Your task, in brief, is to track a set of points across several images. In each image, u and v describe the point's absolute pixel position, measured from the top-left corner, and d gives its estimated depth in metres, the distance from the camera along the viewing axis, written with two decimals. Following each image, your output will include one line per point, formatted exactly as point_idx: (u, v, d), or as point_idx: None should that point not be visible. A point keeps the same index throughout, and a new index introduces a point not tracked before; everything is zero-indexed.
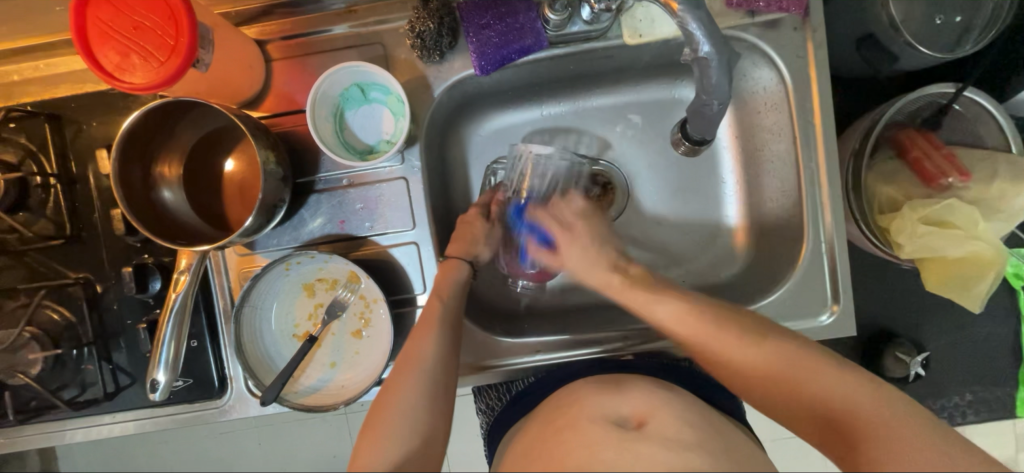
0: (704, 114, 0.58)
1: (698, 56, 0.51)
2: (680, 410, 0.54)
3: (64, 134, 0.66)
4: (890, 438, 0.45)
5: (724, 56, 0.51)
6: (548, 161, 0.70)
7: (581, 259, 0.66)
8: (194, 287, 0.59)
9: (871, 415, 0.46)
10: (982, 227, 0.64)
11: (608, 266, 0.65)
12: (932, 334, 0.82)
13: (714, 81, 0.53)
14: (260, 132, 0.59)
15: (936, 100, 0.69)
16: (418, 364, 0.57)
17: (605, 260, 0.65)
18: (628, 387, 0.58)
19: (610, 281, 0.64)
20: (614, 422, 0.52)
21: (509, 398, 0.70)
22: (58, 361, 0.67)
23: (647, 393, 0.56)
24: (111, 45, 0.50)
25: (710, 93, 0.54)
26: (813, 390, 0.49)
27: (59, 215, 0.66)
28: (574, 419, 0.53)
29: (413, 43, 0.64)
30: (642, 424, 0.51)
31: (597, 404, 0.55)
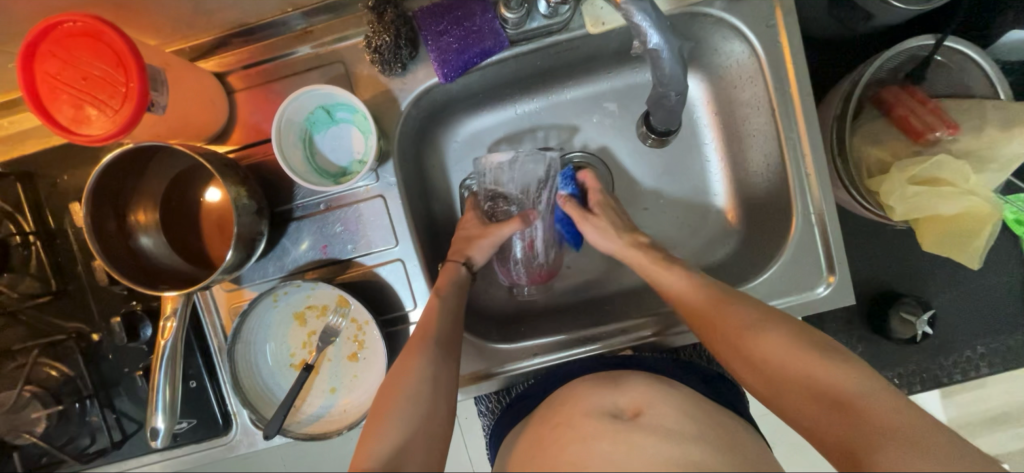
0: (664, 105, 0.56)
1: (648, 48, 0.51)
2: (678, 402, 0.53)
3: (37, 191, 0.65)
4: (902, 444, 0.41)
5: (674, 45, 0.50)
6: (512, 166, 0.71)
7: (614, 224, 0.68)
8: (183, 330, 0.59)
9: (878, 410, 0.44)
10: (974, 180, 0.62)
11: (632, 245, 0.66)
12: (936, 290, 0.80)
13: (667, 71, 0.52)
14: (229, 168, 0.58)
15: (917, 53, 0.67)
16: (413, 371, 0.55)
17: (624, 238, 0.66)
18: (622, 380, 0.58)
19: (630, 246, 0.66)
20: (612, 414, 0.52)
21: (510, 401, 0.70)
22: (62, 416, 0.67)
23: (642, 387, 0.56)
24: (64, 98, 0.49)
25: (666, 85, 0.53)
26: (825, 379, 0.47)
27: (43, 272, 0.66)
28: (570, 415, 0.53)
29: (372, 58, 0.62)
30: (638, 414, 0.51)
31: (591, 398, 0.55)
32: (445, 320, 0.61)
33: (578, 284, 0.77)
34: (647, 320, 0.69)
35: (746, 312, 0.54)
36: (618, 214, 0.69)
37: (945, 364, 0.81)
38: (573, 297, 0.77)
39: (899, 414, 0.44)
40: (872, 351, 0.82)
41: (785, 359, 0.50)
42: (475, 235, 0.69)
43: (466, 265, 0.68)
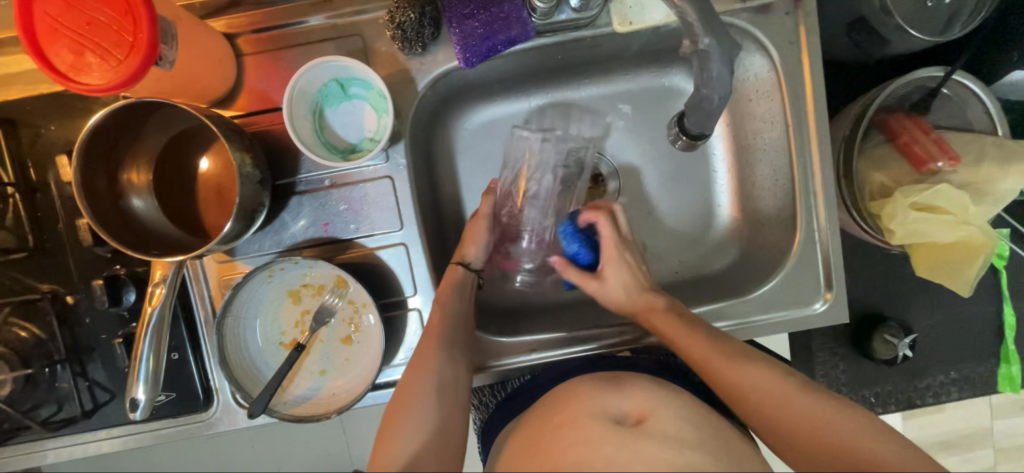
0: (704, 108, 0.55)
1: (698, 48, 0.50)
2: (680, 408, 0.54)
3: (19, 140, 0.61)
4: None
5: (724, 49, 0.49)
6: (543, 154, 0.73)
7: (624, 283, 0.64)
8: (172, 299, 0.56)
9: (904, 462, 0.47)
10: (972, 211, 0.64)
11: (644, 299, 0.63)
12: (919, 316, 0.83)
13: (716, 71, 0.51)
14: (235, 133, 0.55)
15: (925, 84, 0.69)
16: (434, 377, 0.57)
17: (637, 287, 0.63)
18: (623, 384, 0.58)
19: (643, 305, 0.63)
20: (612, 419, 0.52)
21: (503, 396, 0.69)
22: (30, 380, 0.63)
23: (644, 391, 0.56)
24: (63, 43, 0.46)
25: (710, 86, 0.52)
26: (844, 438, 0.49)
27: (20, 226, 0.62)
28: (572, 416, 0.53)
29: (393, 34, 0.60)
30: (641, 421, 0.51)
31: (593, 401, 0.54)
32: (457, 322, 0.62)
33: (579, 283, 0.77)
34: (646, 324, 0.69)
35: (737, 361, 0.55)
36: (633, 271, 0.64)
37: (919, 387, 0.84)
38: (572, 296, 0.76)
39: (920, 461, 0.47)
40: (854, 369, 0.84)
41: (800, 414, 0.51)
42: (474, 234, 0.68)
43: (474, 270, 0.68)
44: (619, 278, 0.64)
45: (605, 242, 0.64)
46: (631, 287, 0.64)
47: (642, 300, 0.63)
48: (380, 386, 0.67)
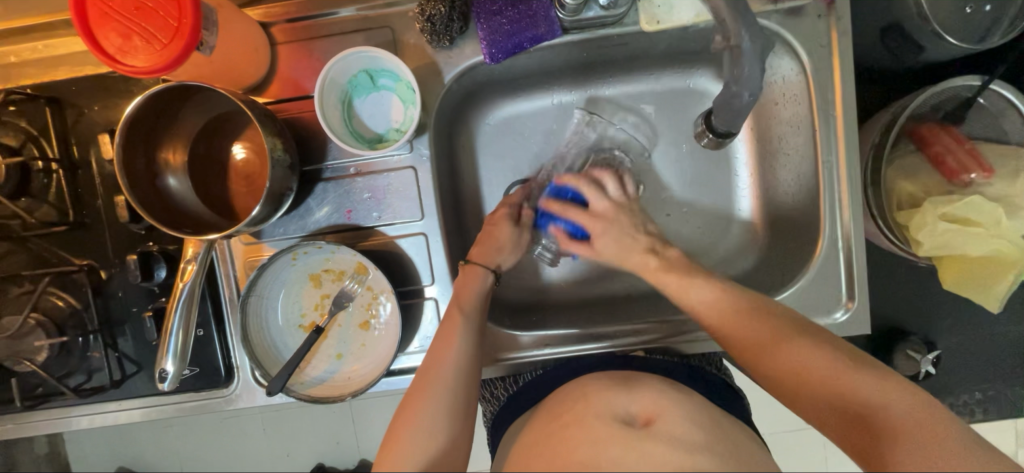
0: (733, 106, 0.55)
1: (730, 45, 0.50)
2: (689, 410, 0.54)
3: (65, 118, 0.64)
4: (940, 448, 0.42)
5: (758, 43, 0.49)
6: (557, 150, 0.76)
7: (618, 249, 0.65)
8: (201, 276, 0.58)
9: (904, 412, 0.45)
10: (1005, 224, 0.63)
11: (644, 249, 0.64)
12: (944, 332, 0.81)
13: (745, 71, 0.50)
14: (267, 118, 0.57)
15: (961, 93, 0.67)
16: (449, 366, 0.57)
17: (637, 243, 0.65)
18: (634, 384, 0.58)
19: (645, 264, 0.63)
20: (621, 420, 0.52)
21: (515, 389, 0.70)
22: (64, 348, 0.66)
23: (655, 392, 0.56)
24: (112, 26, 0.48)
25: (740, 83, 0.52)
26: (842, 387, 0.47)
27: (61, 201, 0.65)
28: (580, 414, 0.53)
29: (423, 27, 0.61)
30: (648, 423, 0.51)
31: (602, 401, 0.55)
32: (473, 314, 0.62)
33: (594, 282, 0.77)
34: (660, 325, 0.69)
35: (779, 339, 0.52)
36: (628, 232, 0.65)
37: (940, 405, 0.82)
38: (586, 294, 0.77)
39: (925, 416, 0.44)
40: None
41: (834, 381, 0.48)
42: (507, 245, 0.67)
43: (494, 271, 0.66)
44: (616, 236, 0.65)
45: (591, 218, 0.66)
46: (642, 244, 0.64)
47: (638, 257, 0.64)
48: (394, 373, 0.68)
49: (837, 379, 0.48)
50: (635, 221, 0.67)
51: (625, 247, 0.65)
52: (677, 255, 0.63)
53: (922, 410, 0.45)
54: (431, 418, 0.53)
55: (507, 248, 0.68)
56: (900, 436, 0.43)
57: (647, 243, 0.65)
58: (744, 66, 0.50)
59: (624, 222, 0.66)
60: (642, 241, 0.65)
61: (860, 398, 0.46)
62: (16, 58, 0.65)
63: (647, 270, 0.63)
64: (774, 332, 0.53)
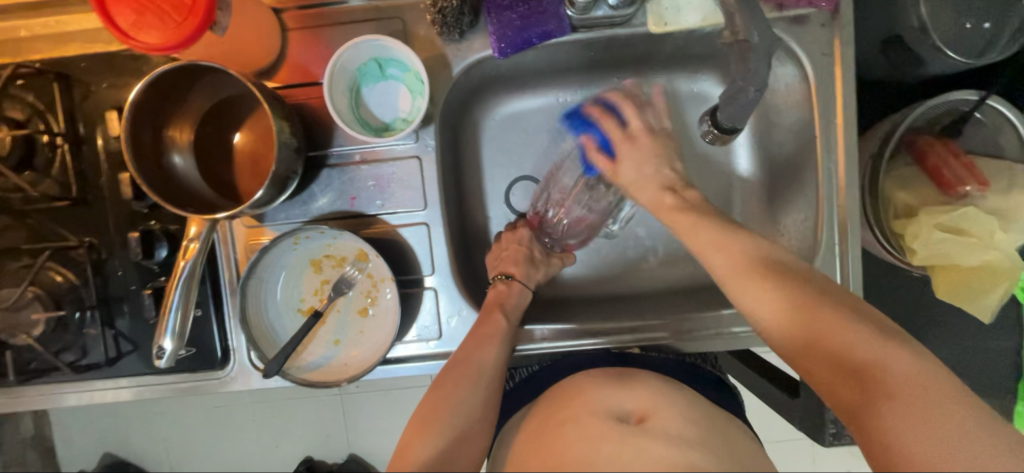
0: (738, 100, 0.55)
1: (738, 39, 0.51)
2: (683, 408, 0.54)
3: (73, 94, 0.64)
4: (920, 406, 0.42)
5: (766, 41, 0.50)
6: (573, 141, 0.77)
7: (643, 173, 0.69)
8: (203, 256, 0.59)
9: (897, 371, 0.44)
10: (998, 236, 0.64)
11: (660, 187, 0.67)
12: (934, 343, 0.82)
13: (751, 69, 0.51)
14: (276, 101, 0.58)
15: (958, 107, 0.68)
16: (479, 365, 0.59)
17: (664, 177, 0.68)
18: (630, 382, 0.58)
19: (660, 200, 0.66)
20: (617, 417, 0.52)
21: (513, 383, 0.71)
22: (60, 324, 0.66)
23: (649, 389, 0.56)
24: (128, 2, 0.49)
25: (746, 79, 0.52)
26: (832, 342, 0.48)
27: (65, 176, 0.65)
28: (576, 411, 0.53)
29: (434, 19, 0.62)
30: (643, 420, 0.51)
31: (598, 398, 0.55)
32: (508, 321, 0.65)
33: (591, 280, 0.78)
34: (656, 324, 0.70)
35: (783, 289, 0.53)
36: (654, 165, 0.68)
37: None
38: (583, 292, 0.78)
39: (919, 378, 0.43)
40: None
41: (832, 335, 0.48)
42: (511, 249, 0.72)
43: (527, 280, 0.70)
44: (638, 162, 0.69)
45: (622, 138, 0.70)
46: (662, 180, 0.68)
47: (655, 195, 0.67)
48: (390, 362, 0.68)
49: (834, 336, 0.48)
50: (666, 158, 0.69)
51: (653, 177, 0.68)
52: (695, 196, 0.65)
53: (918, 370, 0.44)
54: (464, 402, 0.56)
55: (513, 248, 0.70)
56: (889, 396, 0.43)
57: (666, 181, 0.68)
58: (751, 61, 0.51)
59: (656, 154, 0.69)
60: (658, 182, 0.68)
61: (857, 355, 0.46)
62: (26, 32, 0.65)
63: (663, 205, 0.66)
64: (771, 279, 0.54)
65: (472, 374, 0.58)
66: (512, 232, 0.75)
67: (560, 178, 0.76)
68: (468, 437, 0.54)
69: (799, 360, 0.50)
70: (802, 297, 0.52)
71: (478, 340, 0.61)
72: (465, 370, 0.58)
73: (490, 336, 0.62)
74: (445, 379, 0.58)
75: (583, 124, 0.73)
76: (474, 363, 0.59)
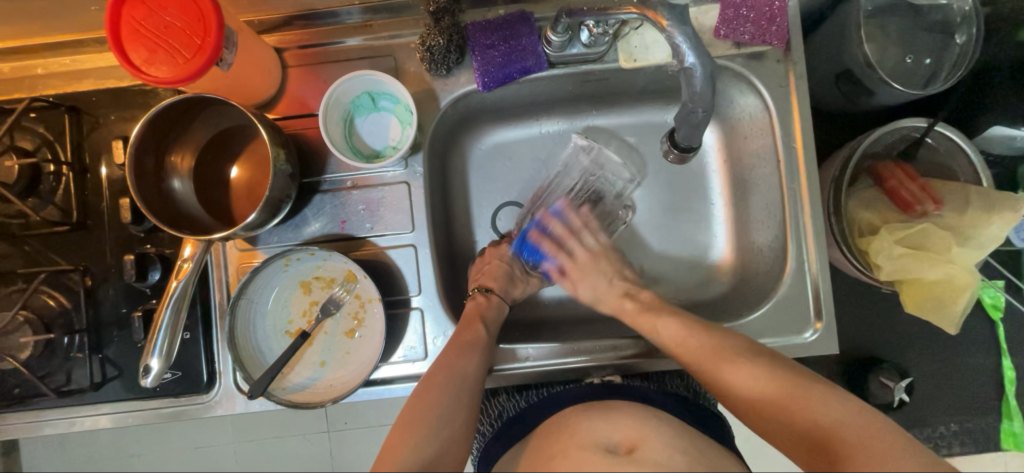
0: (690, 122, 0.60)
1: (684, 67, 0.55)
2: (674, 438, 0.53)
3: (81, 126, 0.68)
4: (870, 454, 0.46)
5: (707, 68, 0.55)
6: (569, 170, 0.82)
7: (597, 284, 0.74)
8: (195, 276, 0.60)
9: (850, 433, 0.48)
10: (955, 251, 0.68)
11: (620, 294, 0.72)
12: (915, 362, 0.83)
13: (698, 89, 0.56)
14: (274, 130, 0.62)
15: (910, 133, 0.74)
16: (461, 375, 0.60)
17: (618, 286, 0.73)
18: (617, 412, 0.58)
19: (621, 307, 0.71)
20: (604, 449, 0.51)
21: (498, 426, 0.69)
22: (49, 347, 0.66)
23: (636, 419, 0.56)
24: (141, 42, 0.53)
25: (694, 101, 0.57)
26: (799, 409, 0.51)
27: (67, 202, 0.67)
28: (565, 448, 0.53)
29: (423, 56, 0.67)
30: (632, 450, 0.50)
31: (586, 432, 0.55)
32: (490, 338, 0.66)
33: (576, 302, 0.80)
34: (639, 342, 0.71)
35: (726, 358, 0.58)
36: (607, 278, 0.74)
37: (918, 436, 0.83)
38: (568, 313, 0.80)
39: (872, 430, 0.48)
40: None
41: (799, 405, 0.52)
42: (496, 268, 0.74)
43: (508, 302, 0.73)
44: (592, 277, 0.74)
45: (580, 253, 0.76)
46: (620, 289, 0.73)
47: (615, 303, 0.72)
48: (376, 383, 0.68)
49: (800, 404, 0.52)
50: (614, 266, 0.75)
51: (607, 285, 0.74)
52: (650, 298, 0.70)
53: (871, 428, 0.48)
54: (440, 422, 0.56)
55: (500, 275, 0.74)
56: (853, 462, 0.46)
57: (624, 288, 0.73)
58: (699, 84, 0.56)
59: (606, 269, 0.75)
60: (617, 288, 0.73)
61: (817, 419, 0.50)
62: (42, 70, 0.70)
63: (625, 312, 0.70)
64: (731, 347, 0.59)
65: (444, 393, 0.58)
66: (494, 248, 0.77)
67: (546, 198, 0.80)
68: (451, 447, 0.55)
69: (769, 430, 0.54)
70: (775, 375, 0.55)
71: (462, 350, 0.63)
72: (437, 385, 0.59)
73: (473, 346, 0.63)
74: (423, 393, 0.58)
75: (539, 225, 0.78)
76: (456, 378, 0.60)
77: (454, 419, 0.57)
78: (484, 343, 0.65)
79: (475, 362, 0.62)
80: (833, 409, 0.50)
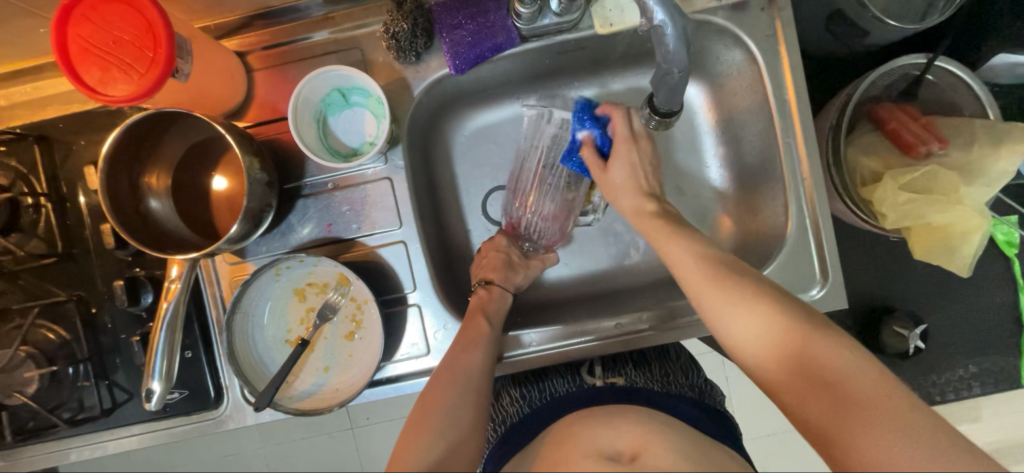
0: (667, 84, 0.57)
1: (653, 25, 0.52)
2: (674, 443, 0.52)
3: (53, 155, 0.67)
4: (884, 420, 0.41)
5: (679, 24, 0.52)
6: (530, 150, 0.76)
7: (626, 174, 0.67)
8: (185, 295, 0.60)
9: (863, 388, 0.43)
10: (963, 191, 0.65)
11: (647, 193, 0.66)
12: (930, 307, 0.81)
13: (673, 50, 0.53)
14: (244, 139, 0.60)
15: (909, 72, 0.70)
16: (463, 374, 0.59)
17: (642, 185, 0.66)
18: (619, 418, 0.56)
19: (642, 205, 0.65)
20: (607, 458, 0.50)
21: (503, 430, 0.68)
22: (54, 379, 0.67)
23: (639, 425, 0.54)
24: (92, 60, 0.51)
25: (670, 61, 0.54)
26: (811, 358, 0.45)
27: (51, 234, 0.67)
28: (567, 456, 0.52)
29: (389, 44, 0.65)
30: (634, 458, 0.49)
31: (590, 439, 0.53)
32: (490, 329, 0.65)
33: (575, 281, 0.79)
34: (643, 318, 0.70)
35: (738, 293, 0.51)
36: (635, 169, 0.67)
37: (936, 381, 0.82)
38: (570, 294, 0.79)
39: (884, 393, 0.42)
40: None
41: (810, 352, 0.46)
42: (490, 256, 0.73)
43: (513, 292, 0.72)
44: (628, 163, 0.67)
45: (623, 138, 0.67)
46: (644, 186, 0.67)
47: (639, 197, 0.66)
48: (382, 383, 0.68)
49: (811, 355, 0.45)
50: (647, 167, 0.67)
51: (633, 183, 0.66)
52: (674, 209, 0.65)
53: (888, 392, 0.42)
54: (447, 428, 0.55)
55: (495, 262, 0.72)
56: (864, 421, 0.41)
57: (652, 190, 0.67)
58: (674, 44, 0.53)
59: (644, 155, 0.67)
60: (646, 188, 0.66)
61: (827, 370, 0.44)
62: (6, 102, 0.69)
63: (639, 211, 0.65)
64: (725, 280, 0.53)
65: (448, 397, 0.57)
66: (490, 241, 0.75)
67: (519, 184, 0.77)
68: (461, 448, 0.54)
69: (764, 376, 0.49)
70: (787, 320, 0.48)
71: (464, 347, 0.62)
72: (443, 383, 0.58)
73: (473, 339, 0.63)
74: (430, 392, 0.58)
75: (594, 118, 0.68)
76: (459, 376, 0.59)
77: (460, 420, 0.56)
78: (483, 335, 0.64)
79: (474, 355, 0.61)
80: (848, 363, 0.44)
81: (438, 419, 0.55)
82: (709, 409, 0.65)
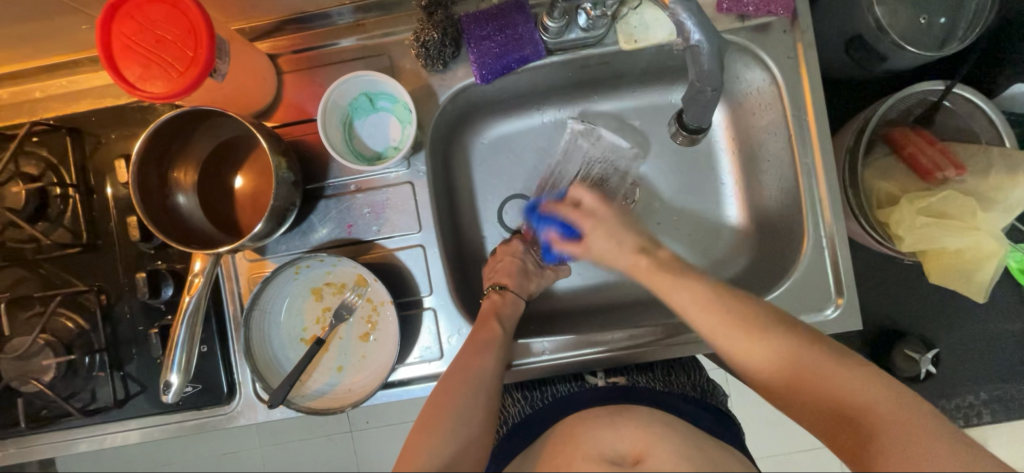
0: (699, 100, 0.59)
1: (689, 45, 0.53)
2: (677, 443, 0.51)
3: (83, 147, 0.68)
4: (896, 430, 0.45)
5: (715, 44, 0.53)
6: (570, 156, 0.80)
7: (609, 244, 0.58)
8: (207, 290, 0.61)
9: (872, 404, 0.46)
10: (980, 217, 0.65)
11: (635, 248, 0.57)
12: (940, 332, 0.81)
13: (707, 68, 0.54)
14: (273, 138, 0.61)
15: (926, 97, 0.71)
16: (475, 376, 0.59)
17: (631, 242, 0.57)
18: (621, 420, 0.56)
19: (633, 264, 0.56)
20: (611, 461, 0.50)
21: (505, 430, 0.68)
22: (70, 368, 0.67)
23: (642, 427, 0.54)
24: (134, 58, 0.53)
25: (702, 80, 0.56)
26: (822, 382, 0.48)
27: (76, 224, 0.68)
28: (571, 458, 0.52)
29: (418, 52, 0.66)
30: (638, 462, 0.49)
31: (590, 442, 0.53)
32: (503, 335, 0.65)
33: (587, 292, 0.80)
34: (658, 329, 0.70)
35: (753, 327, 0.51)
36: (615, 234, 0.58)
37: (946, 407, 0.81)
38: (581, 304, 0.79)
39: (891, 406, 0.46)
40: None
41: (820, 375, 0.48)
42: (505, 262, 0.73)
43: (527, 297, 0.73)
44: (605, 234, 0.58)
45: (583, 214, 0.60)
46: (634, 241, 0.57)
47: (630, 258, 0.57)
48: (394, 385, 0.68)
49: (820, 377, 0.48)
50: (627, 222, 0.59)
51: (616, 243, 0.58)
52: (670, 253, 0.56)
53: (895, 403, 0.46)
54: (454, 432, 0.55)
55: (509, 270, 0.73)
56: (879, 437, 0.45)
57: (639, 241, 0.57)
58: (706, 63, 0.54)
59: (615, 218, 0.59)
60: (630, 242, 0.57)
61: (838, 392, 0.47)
62: (41, 94, 0.70)
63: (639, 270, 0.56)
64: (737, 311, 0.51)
65: (461, 400, 0.57)
66: (506, 245, 0.76)
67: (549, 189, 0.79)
68: (468, 451, 0.55)
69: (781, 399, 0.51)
70: (797, 351, 0.50)
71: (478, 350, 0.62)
72: (454, 384, 0.59)
73: (487, 343, 0.63)
74: (440, 394, 0.58)
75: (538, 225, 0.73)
76: (473, 380, 0.59)
77: (471, 420, 0.56)
78: (497, 340, 0.64)
79: (488, 360, 0.62)
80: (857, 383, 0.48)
81: (448, 420, 0.55)
82: (711, 408, 0.66)
